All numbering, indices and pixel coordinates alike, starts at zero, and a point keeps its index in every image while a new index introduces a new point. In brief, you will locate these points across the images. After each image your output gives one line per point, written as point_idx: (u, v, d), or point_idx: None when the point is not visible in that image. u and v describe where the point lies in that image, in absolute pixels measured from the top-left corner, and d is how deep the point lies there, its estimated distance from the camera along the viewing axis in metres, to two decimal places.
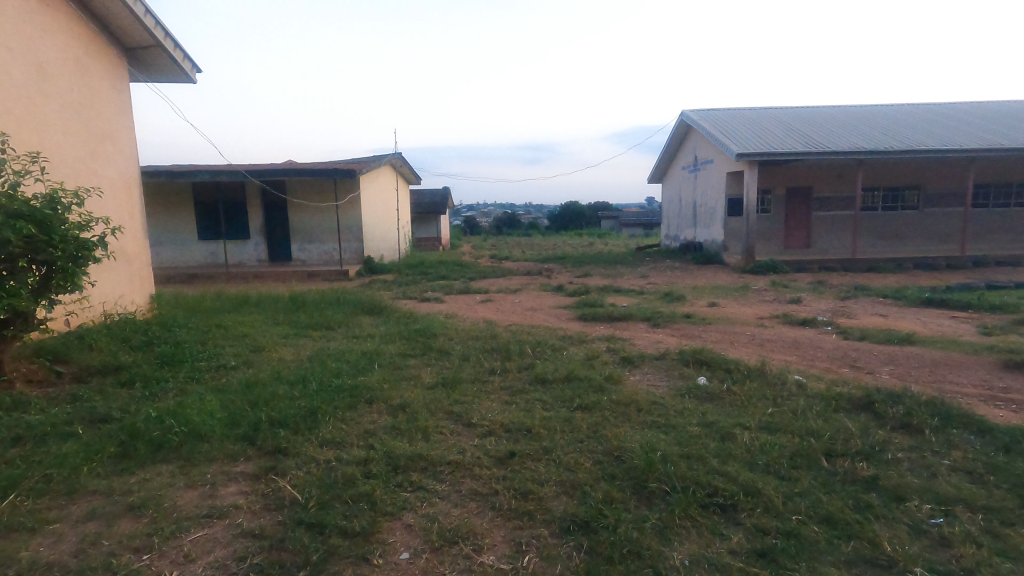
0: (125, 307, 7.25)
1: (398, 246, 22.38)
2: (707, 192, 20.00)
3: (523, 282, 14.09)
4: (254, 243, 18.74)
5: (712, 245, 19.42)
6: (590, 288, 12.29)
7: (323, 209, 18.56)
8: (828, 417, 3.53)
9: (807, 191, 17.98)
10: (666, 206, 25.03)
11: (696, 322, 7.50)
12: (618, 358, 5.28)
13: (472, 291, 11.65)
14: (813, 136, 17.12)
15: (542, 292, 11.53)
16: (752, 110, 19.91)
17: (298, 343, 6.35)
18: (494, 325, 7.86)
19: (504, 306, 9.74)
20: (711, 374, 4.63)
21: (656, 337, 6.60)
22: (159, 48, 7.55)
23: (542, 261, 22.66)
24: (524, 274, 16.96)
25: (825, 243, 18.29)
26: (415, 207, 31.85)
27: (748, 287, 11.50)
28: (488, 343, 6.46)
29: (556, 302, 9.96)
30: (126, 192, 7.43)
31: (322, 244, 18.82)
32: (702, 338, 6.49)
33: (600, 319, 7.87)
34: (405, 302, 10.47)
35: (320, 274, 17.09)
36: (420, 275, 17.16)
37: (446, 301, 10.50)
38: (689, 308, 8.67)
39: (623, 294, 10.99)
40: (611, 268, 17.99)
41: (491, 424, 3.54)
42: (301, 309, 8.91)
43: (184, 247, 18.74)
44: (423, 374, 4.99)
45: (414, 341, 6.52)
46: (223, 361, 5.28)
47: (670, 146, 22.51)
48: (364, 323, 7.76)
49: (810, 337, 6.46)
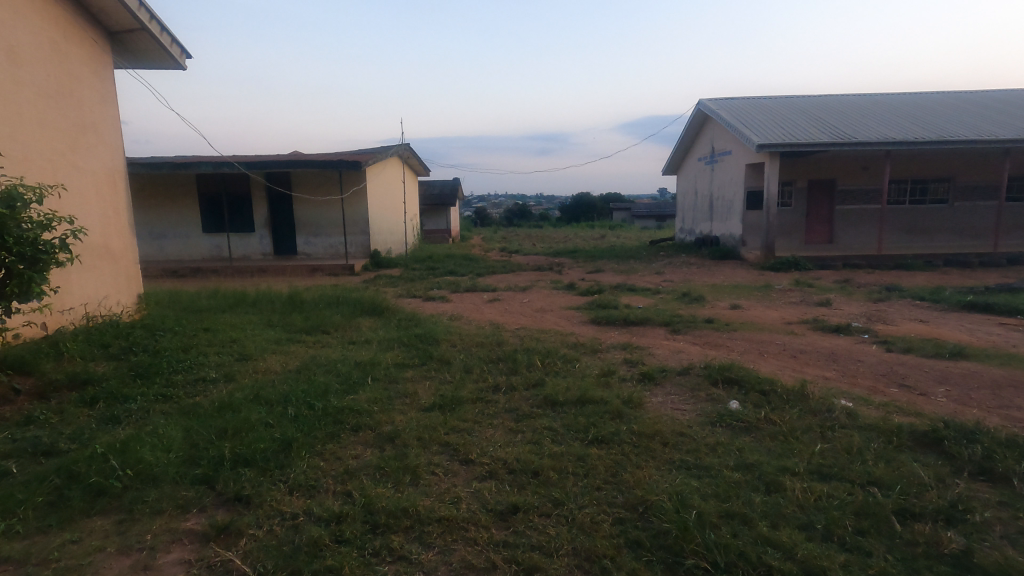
0: (109, 308, 6.83)
1: (406, 239, 21.93)
2: (724, 185, 19.30)
3: (533, 280, 13.56)
4: (258, 236, 18.38)
5: (729, 239, 18.74)
6: (603, 286, 11.74)
7: (328, 202, 18.12)
8: (892, 460, 2.99)
9: (831, 183, 17.21)
10: (681, 199, 24.33)
11: (720, 327, 6.95)
12: (638, 374, 4.75)
13: (479, 290, 11.14)
14: (838, 127, 16.33)
15: (552, 291, 10.99)
16: (773, 99, 19.11)
17: (289, 351, 5.90)
18: (502, 329, 7.34)
19: (513, 306, 9.22)
20: (742, 396, 4.09)
21: (676, 346, 6.07)
22: (145, 32, 7.06)
23: (553, 255, 22.08)
24: (534, 270, 16.44)
25: (848, 238, 17.54)
26: (423, 198, 31.36)
27: (771, 286, 10.89)
28: (493, 352, 5.96)
29: (568, 302, 9.43)
30: (108, 186, 7.00)
31: (327, 238, 18.41)
32: (727, 348, 5.94)
33: (615, 324, 7.34)
34: (410, 301, 10.00)
35: (325, 268, 16.68)
36: (427, 270, 16.69)
37: (452, 300, 9.99)
38: (710, 312, 8.09)
39: (638, 294, 10.43)
40: (624, 264, 17.41)
41: (493, 463, 3.04)
42: (299, 309, 8.48)
43: (188, 240, 18.43)
44: (420, 393, 4.50)
45: (413, 350, 6.02)
46: (202, 374, 4.82)
47: (686, 136, 21.79)
48: (365, 326, 7.30)
49: (847, 347, 5.88)
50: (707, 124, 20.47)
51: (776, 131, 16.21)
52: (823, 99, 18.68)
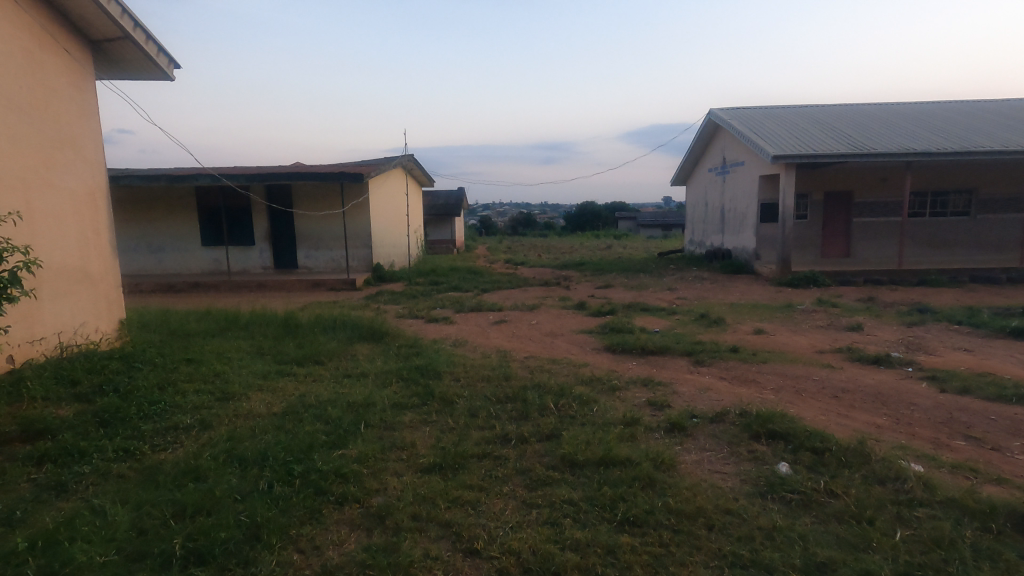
0: (86, 335, 6.35)
1: (409, 252, 21.45)
2: (736, 196, 18.76)
3: (540, 297, 12.99)
4: (259, 250, 17.95)
5: (742, 253, 18.19)
6: (616, 305, 11.18)
7: (329, 215, 17.68)
8: (996, 559, 2.43)
9: (848, 195, 16.65)
10: (690, 210, 23.82)
11: (747, 357, 6.38)
12: (666, 422, 4.19)
13: (485, 309, 10.60)
14: (856, 137, 15.79)
15: (562, 311, 10.43)
16: (786, 109, 18.58)
17: (277, 388, 5.38)
18: (510, 358, 6.79)
19: (520, 329, 8.67)
20: (791, 456, 3.53)
21: (702, 382, 5.51)
22: (129, 41, 6.60)
23: (560, 268, 21.56)
24: (541, 284, 15.92)
25: (866, 252, 16.96)
26: (427, 208, 30.96)
27: (792, 306, 10.32)
28: (501, 388, 5.42)
29: (579, 325, 8.87)
30: (88, 205, 6.53)
31: (329, 251, 17.96)
32: (759, 386, 5.36)
33: (632, 353, 6.78)
34: (412, 322, 9.48)
35: (326, 283, 16.22)
36: (431, 285, 16.20)
37: (456, 321, 9.46)
38: (732, 339, 7.51)
39: (652, 315, 9.86)
40: (633, 278, 16.86)
41: (504, 558, 2.52)
42: (293, 333, 7.97)
43: (188, 253, 18.03)
44: (419, 446, 3.97)
45: (413, 386, 5.48)
46: (175, 420, 4.30)
47: (696, 147, 21.28)
48: (362, 355, 6.78)
49: (893, 384, 5.30)
50: (718, 134, 19.95)
51: (791, 142, 15.69)
52: (838, 109, 18.14)
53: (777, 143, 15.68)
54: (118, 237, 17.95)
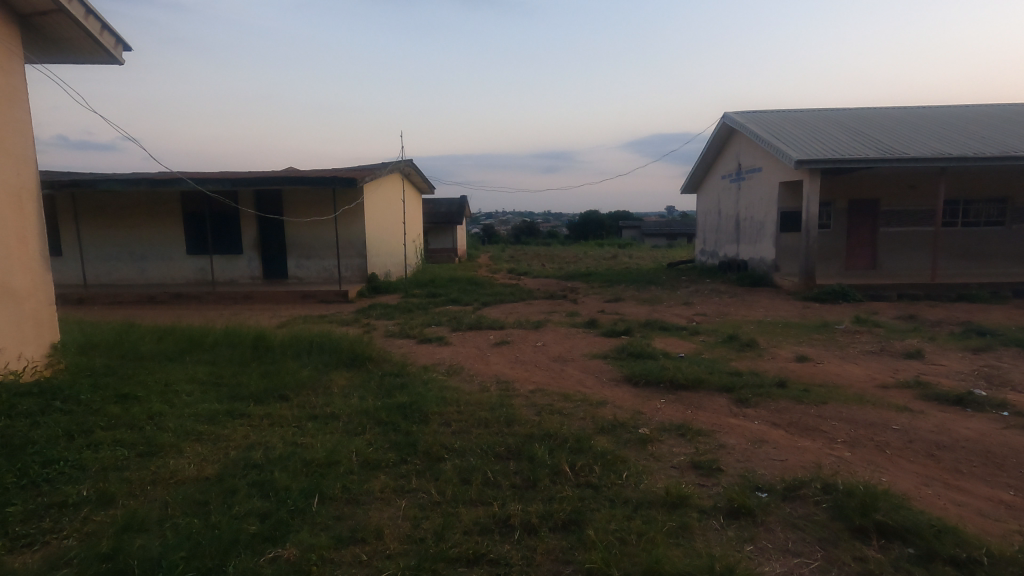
0: (4, 364, 5.27)
1: (406, 261, 20.41)
2: (753, 204, 17.70)
3: (546, 312, 11.92)
4: (247, 259, 16.94)
5: (760, 264, 17.12)
6: (631, 322, 10.10)
7: (321, 222, 16.67)
8: None
9: (874, 203, 15.59)
10: (702, 219, 22.76)
11: (799, 394, 5.29)
12: (724, 501, 3.10)
13: (484, 326, 9.54)
14: (884, 141, 14.74)
15: (570, 329, 9.35)
16: (805, 112, 17.55)
17: (220, 436, 4.30)
18: (512, 391, 5.71)
19: (524, 352, 7.60)
20: (921, 571, 2.46)
21: (753, 431, 4.43)
22: (65, 15, 5.61)
23: (566, 278, 20.49)
24: (546, 297, 14.86)
25: (894, 264, 15.89)
26: (428, 216, 29.98)
27: (829, 325, 9.22)
28: (501, 437, 4.35)
29: (591, 348, 7.79)
30: (11, 208, 5.49)
31: (321, 260, 16.94)
32: (827, 437, 4.26)
33: (658, 387, 5.69)
34: (402, 342, 8.41)
35: (317, 294, 15.19)
36: (428, 297, 15.15)
37: (452, 341, 8.40)
38: (773, 368, 6.42)
39: (673, 335, 8.79)
40: (645, 291, 15.79)
41: None
42: (262, 356, 6.91)
43: (172, 262, 17.02)
44: (388, 538, 2.90)
45: (392, 435, 4.42)
46: (67, 494, 3.23)
47: (708, 152, 20.27)
48: (337, 388, 5.70)
49: (996, 436, 4.21)
50: (732, 138, 18.93)
51: (814, 146, 14.67)
52: (861, 112, 17.09)
53: (800, 147, 14.65)
54: (98, 245, 16.95)
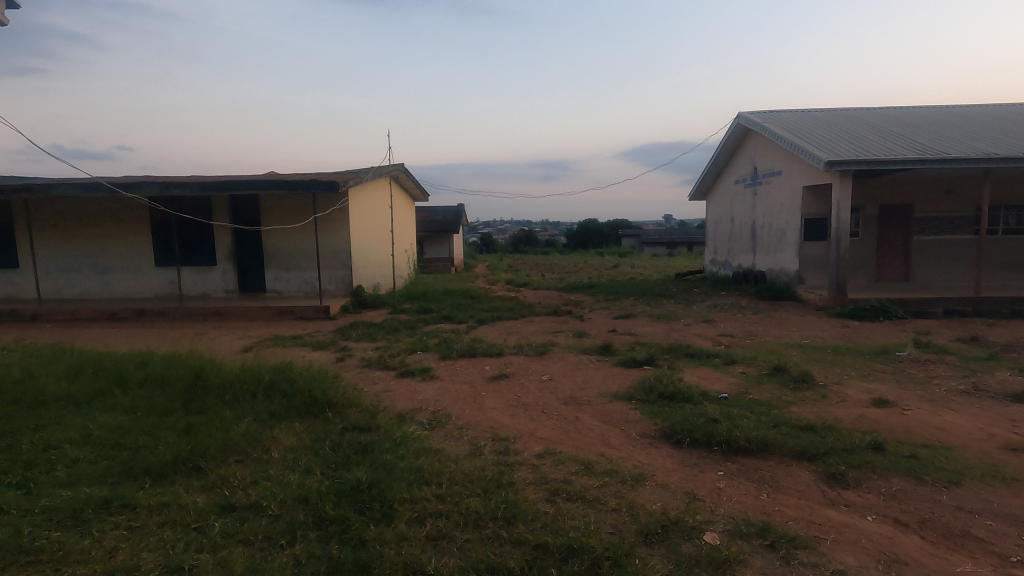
0: None
1: (397, 272, 18.96)
2: (772, 211, 16.32)
3: (550, 333, 10.45)
4: (221, 271, 15.48)
5: (781, 275, 15.75)
6: (650, 346, 8.66)
7: (301, 231, 15.22)
8: None
9: (906, 209, 14.28)
10: (712, 226, 21.41)
11: (912, 465, 3.84)
12: None
13: (479, 352, 8.07)
14: (920, 142, 13.40)
15: (581, 356, 7.87)
16: (827, 111, 16.22)
17: (68, 556, 2.85)
18: (514, 456, 4.26)
19: (528, 390, 6.14)
20: None
21: (872, 540, 2.98)
22: None
23: (569, 291, 19.06)
24: (548, 313, 13.41)
25: (928, 275, 14.56)
26: (422, 226, 28.58)
27: (887, 351, 7.79)
28: (499, 556, 2.89)
29: (609, 384, 6.32)
30: None
31: (301, 273, 15.48)
32: (994, 556, 2.82)
33: (710, 452, 4.22)
34: (378, 375, 6.95)
35: (295, 310, 13.71)
36: (418, 314, 13.70)
37: (439, 374, 6.94)
38: (851, 419, 4.96)
39: (704, 365, 7.33)
40: (657, 306, 14.36)
41: None
42: (194, 400, 5.43)
43: (138, 275, 15.54)
44: None
45: (335, 550, 2.97)
46: None
47: (720, 155, 18.94)
48: (276, 454, 4.23)
49: None
50: (747, 140, 17.59)
51: (843, 146, 13.34)
52: (888, 111, 15.76)
53: (827, 147, 13.34)
54: (58, 256, 15.49)
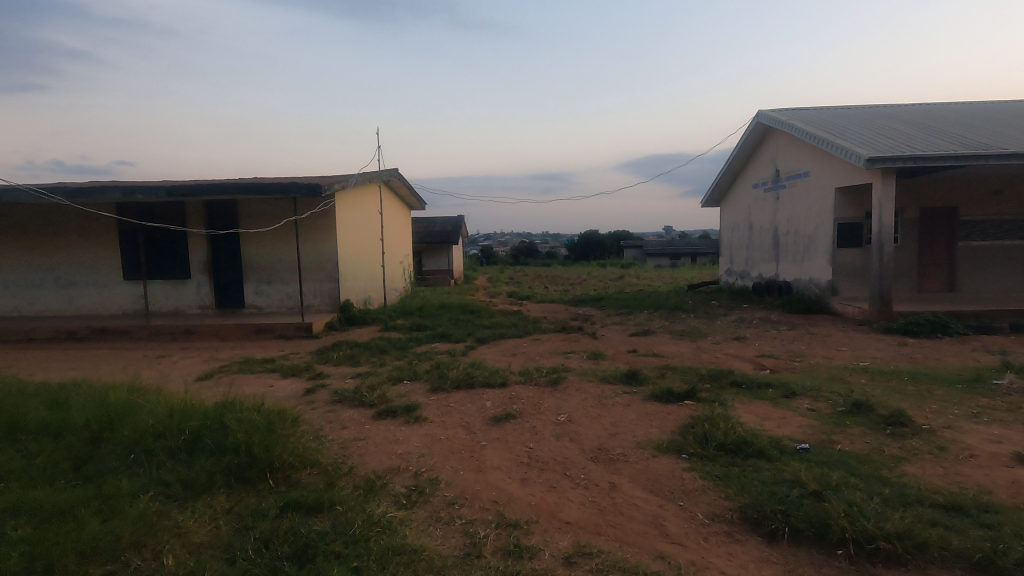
0: None
1: (390, 285, 17.52)
2: (798, 216, 14.94)
3: (560, 354, 8.99)
4: (196, 284, 14.08)
5: (810, 286, 14.33)
6: (684, 372, 7.21)
7: (282, 240, 13.84)
8: None
9: (950, 212, 12.91)
10: (727, 234, 20.06)
11: None
12: None
13: (478, 381, 6.60)
14: (969, 137, 12.06)
15: (603, 386, 6.43)
16: (857, 108, 14.90)
17: None
18: (530, 564, 2.83)
19: (542, 440, 4.68)
20: None
21: None
22: None
23: (576, 304, 17.62)
24: (556, 330, 11.96)
25: (975, 285, 13.17)
26: (419, 236, 27.23)
27: (980, 378, 6.35)
28: None
29: (647, 430, 4.86)
30: None
31: (283, 286, 14.07)
32: None
33: (828, 558, 2.79)
34: (352, 415, 5.51)
35: (273, 328, 12.29)
36: (411, 331, 12.27)
37: (427, 414, 5.48)
38: (1006, 490, 3.50)
39: (758, 398, 5.87)
40: (677, 321, 12.91)
41: None
42: (89, 459, 4.00)
43: (104, 289, 14.13)
44: None
45: None
46: None
47: (737, 157, 17.62)
48: (171, 563, 2.83)
49: None
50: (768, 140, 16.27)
51: (882, 142, 11.99)
52: (924, 107, 14.42)
53: (865, 143, 12.00)
54: (17, 269, 14.09)
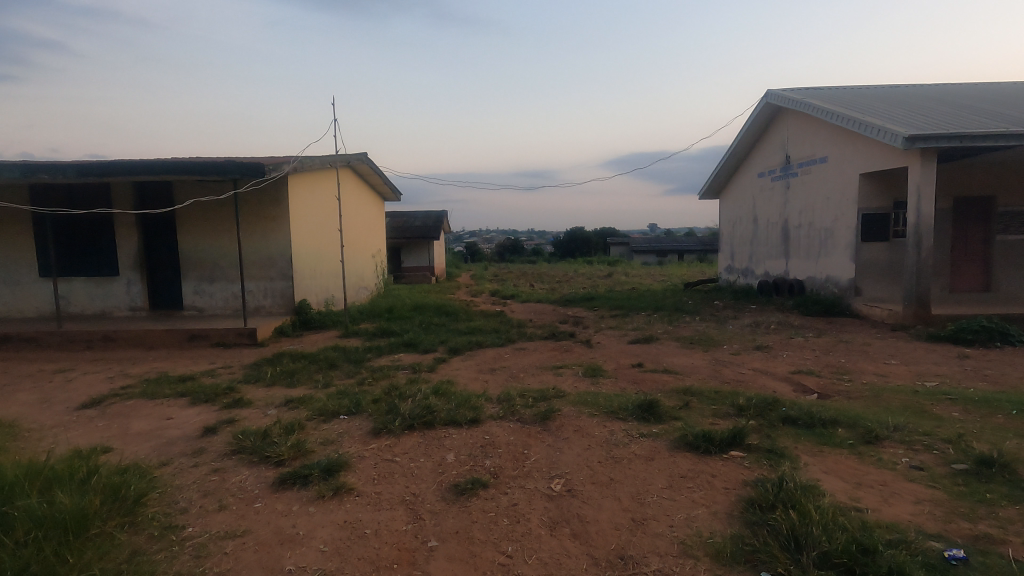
0: None
1: (356, 283, 15.62)
2: (812, 206, 13.35)
3: (550, 370, 7.24)
4: (125, 282, 12.05)
5: (826, 285, 12.76)
6: (713, 400, 5.49)
7: (226, 231, 11.90)
8: None
9: (986, 202, 11.41)
10: (728, 228, 18.50)
11: None
12: None
13: (439, 417, 4.81)
14: (1013, 115, 10.55)
15: (611, 425, 4.68)
16: (877, 87, 13.34)
17: None
18: None
19: (527, 538, 2.91)
20: None
21: None
22: None
23: (565, 304, 15.86)
24: (544, 336, 10.21)
25: (1012, 284, 11.70)
26: (396, 230, 25.27)
27: None
28: None
29: (691, 513, 3.11)
30: None
31: (228, 284, 12.12)
32: None
33: None
34: (247, 481, 3.69)
35: (209, 335, 10.37)
36: (374, 338, 10.43)
37: (356, 479, 3.65)
38: None
39: (834, 446, 4.16)
40: (684, 325, 11.24)
41: None
42: None
43: (16, 288, 12.03)
44: None
45: None
46: None
47: (741, 143, 16.01)
48: None
49: None
50: (777, 124, 14.68)
51: (918, 120, 10.42)
52: (953, 86, 12.91)
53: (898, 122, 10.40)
54: None
